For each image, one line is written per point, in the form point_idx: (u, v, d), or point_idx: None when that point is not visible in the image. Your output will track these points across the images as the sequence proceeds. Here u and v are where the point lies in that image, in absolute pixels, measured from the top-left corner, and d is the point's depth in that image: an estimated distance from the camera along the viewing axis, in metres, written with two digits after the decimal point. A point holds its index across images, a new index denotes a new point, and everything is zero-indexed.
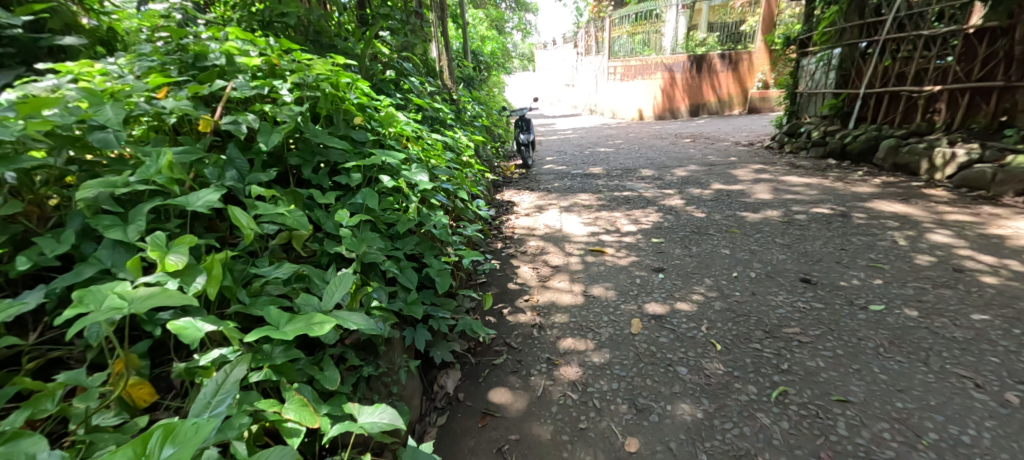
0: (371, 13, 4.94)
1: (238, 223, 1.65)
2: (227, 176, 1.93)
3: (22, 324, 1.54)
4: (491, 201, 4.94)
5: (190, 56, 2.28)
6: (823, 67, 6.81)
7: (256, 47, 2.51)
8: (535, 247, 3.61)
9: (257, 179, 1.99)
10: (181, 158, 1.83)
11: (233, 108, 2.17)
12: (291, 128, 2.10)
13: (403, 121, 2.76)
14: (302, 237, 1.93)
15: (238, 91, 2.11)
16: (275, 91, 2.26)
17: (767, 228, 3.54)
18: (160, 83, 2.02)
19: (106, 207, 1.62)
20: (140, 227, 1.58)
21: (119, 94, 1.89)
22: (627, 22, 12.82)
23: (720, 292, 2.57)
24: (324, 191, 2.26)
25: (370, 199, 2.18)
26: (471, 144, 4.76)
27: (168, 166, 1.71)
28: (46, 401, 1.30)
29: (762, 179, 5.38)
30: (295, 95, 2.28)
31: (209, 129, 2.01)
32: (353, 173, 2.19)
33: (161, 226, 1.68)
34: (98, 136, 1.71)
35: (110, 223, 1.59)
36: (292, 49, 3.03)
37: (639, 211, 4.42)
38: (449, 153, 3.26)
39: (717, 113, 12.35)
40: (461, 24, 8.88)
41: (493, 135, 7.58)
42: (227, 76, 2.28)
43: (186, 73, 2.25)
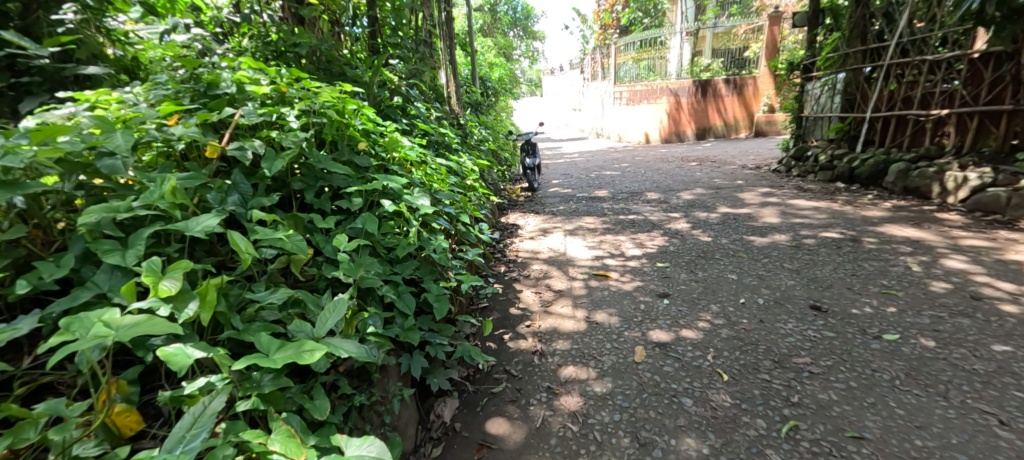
0: (382, 43, 5.17)
1: (235, 249, 1.60)
2: (229, 201, 1.89)
3: (17, 347, 1.48)
4: (495, 224, 4.90)
5: (203, 85, 2.28)
6: (828, 91, 6.79)
7: (267, 76, 2.52)
8: (537, 271, 3.54)
9: (260, 203, 1.95)
10: (186, 183, 1.78)
11: (240, 135, 2.15)
12: (295, 154, 2.07)
13: (407, 146, 2.74)
14: (301, 262, 1.86)
15: (245, 118, 2.09)
16: (283, 118, 2.24)
17: (775, 253, 3.47)
18: (173, 110, 2.00)
19: (108, 232, 1.58)
20: (139, 252, 1.53)
21: (132, 121, 1.85)
22: (632, 49, 12.96)
23: (727, 319, 2.49)
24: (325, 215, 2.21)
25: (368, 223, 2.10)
26: (476, 168, 4.73)
27: (171, 193, 1.67)
28: (29, 429, 1.25)
29: (770, 203, 5.31)
30: (303, 122, 2.26)
31: (216, 155, 1.99)
32: (353, 196, 2.13)
33: (160, 250, 1.63)
34: (104, 163, 1.67)
35: (110, 248, 1.54)
36: (301, 78, 3.05)
37: (644, 235, 4.36)
38: (452, 177, 3.23)
39: (723, 137, 12.33)
40: (469, 51, 9.01)
41: (499, 159, 7.58)
42: (237, 104, 2.27)
43: (197, 100, 2.24)
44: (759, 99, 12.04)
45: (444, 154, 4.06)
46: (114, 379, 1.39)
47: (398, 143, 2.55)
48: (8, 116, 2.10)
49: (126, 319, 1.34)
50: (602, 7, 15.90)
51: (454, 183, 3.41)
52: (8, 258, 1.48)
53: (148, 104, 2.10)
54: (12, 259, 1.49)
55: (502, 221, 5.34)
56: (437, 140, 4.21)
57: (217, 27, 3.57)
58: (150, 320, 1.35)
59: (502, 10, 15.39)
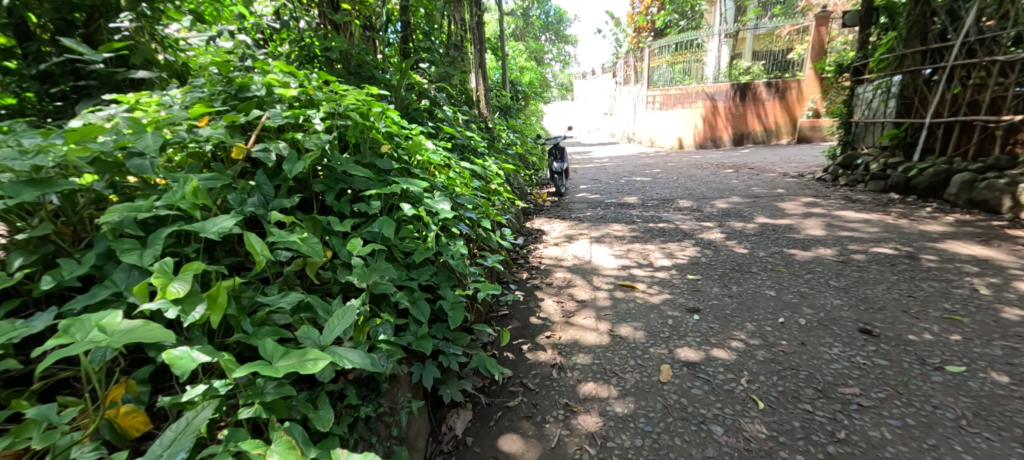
0: (414, 48, 5.21)
1: (250, 249, 1.38)
2: (249, 202, 1.66)
3: (38, 339, 1.31)
4: (520, 229, 4.80)
5: (234, 87, 2.19)
6: (881, 96, 6.60)
7: (297, 79, 2.46)
8: (560, 279, 3.41)
9: (281, 205, 1.74)
10: (207, 184, 1.55)
11: (267, 137, 2.03)
12: (317, 156, 1.88)
13: (431, 149, 2.62)
14: (316, 264, 1.57)
15: (271, 120, 1.99)
16: (305, 119, 2.14)
17: (820, 269, 3.32)
18: (204, 111, 1.89)
19: (129, 231, 1.32)
20: (158, 251, 1.24)
21: (162, 122, 1.71)
22: (667, 52, 12.69)
23: (764, 340, 2.32)
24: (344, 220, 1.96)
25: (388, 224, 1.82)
26: (502, 171, 4.63)
27: (193, 192, 1.40)
28: (32, 430, 1.07)
29: (813, 213, 5.05)
30: (327, 125, 2.16)
31: (242, 157, 1.86)
32: (377, 195, 1.90)
33: (179, 250, 1.34)
34: (134, 162, 1.52)
35: (129, 246, 1.27)
36: (330, 80, 3.00)
37: (674, 244, 4.18)
38: (478, 181, 3.12)
39: (763, 143, 11.89)
40: (501, 55, 8.94)
41: (526, 163, 7.49)
42: (266, 106, 2.19)
43: (229, 103, 2.15)
44: (803, 103, 11.60)
45: (470, 157, 3.97)
46: (125, 378, 1.22)
47: (421, 144, 2.42)
48: (70, 117, 2.18)
49: (123, 324, 1.10)
50: (637, 10, 15.66)
51: (478, 187, 3.31)
52: (35, 253, 1.36)
53: (182, 107, 2.03)
54: (41, 255, 1.37)
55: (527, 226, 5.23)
56: (465, 144, 4.12)
57: (256, 33, 3.60)
58: (147, 325, 1.10)
59: (534, 14, 15.32)
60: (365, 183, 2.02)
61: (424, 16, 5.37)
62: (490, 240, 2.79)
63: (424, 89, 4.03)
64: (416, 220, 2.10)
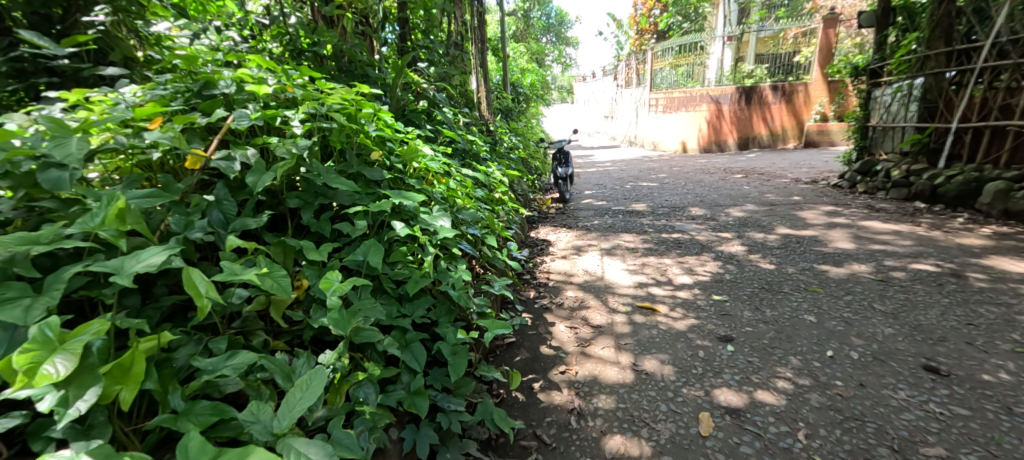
0: (411, 46, 4.89)
1: (191, 289, 1.06)
2: (197, 225, 1.32)
3: None
4: (524, 240, 4.48)
5: (198, 84, 1.87)
6: (902, 100, 6.29)
7: (275, 75, 2.13)
8: (572, 299, 3.08)
9: (244, 225, 1.42)
10: (139, 203, 1.22)
11: (233, 142, 1.70)
12: (290, 166, 1.55)
13: (428, 157, 2.29)
14: (285, 303, 1.26)
15: (237, 122, 1.66)
16: (278, 121, 1.82)
17: (860, 289, 3.03)
18: (154, 110, 1.56)
19: (19, 271, 0.99)
20: (51, 303, 0.92)
21: (94, 123, 1.38)
22: (670, 55, 12.34)
23: (817, 381, 2.00)
24: (324, 242, 1.62)
25: (375, 250, 1.47)
26: (505, 178, 4.31)
27: (115, 216, 1.09)
28: None
29: (837, 223, 4.74)
30: (307, 127, 1.83)
31: (198, 167, 1.54)
32: (366, 213, 1.56)
33: (91, 295, 1.01)
34: (49, 175, 1.19)
35: (14, 294, 0.94)
36: (318, 78, 2.68)
37: (693, 258, 3.86)
38: (481, 191, 2.79)
39: (769, 147, 11.51)
40: (501, 56, 8.63)
41: (528, 168, 7.16)
42: (235, 106, 1.86)
43: (189, 103, 1.82)
44: (811, 107, 11.18)
45: (472, 163, 3.64)
46: None
47: (418, 149, 2.10)
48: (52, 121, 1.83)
49: None
50: (640, 12, 15.37)
51: (480, 198, 2.98)
52: None
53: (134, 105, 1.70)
54: None
55: (531, 236, 4.90)
56: (466, 149, 3.79)
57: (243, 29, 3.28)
58: None
59: (535, 15, 15.01)
60: (346, 197, 1.68)
61: (423, 13, 5.05)
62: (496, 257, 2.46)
63: (421, 88, 3.68)
64: (410, 242, 1.77)
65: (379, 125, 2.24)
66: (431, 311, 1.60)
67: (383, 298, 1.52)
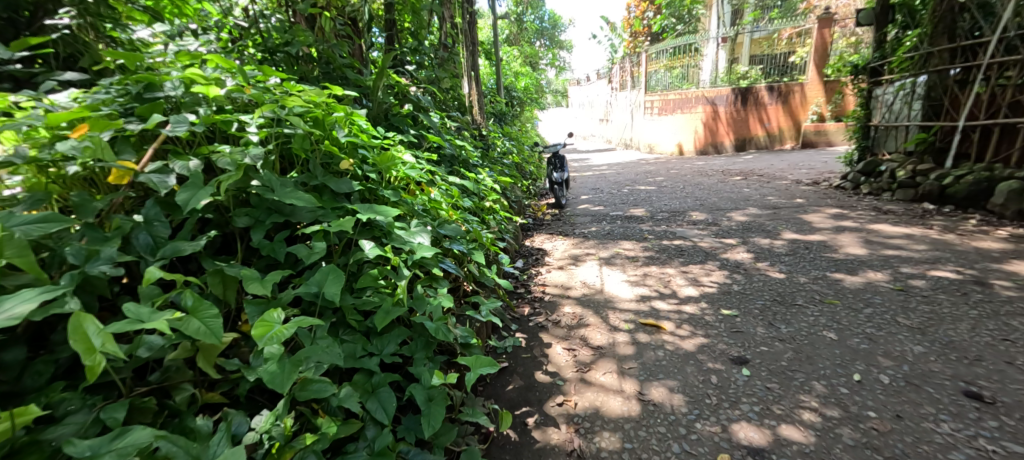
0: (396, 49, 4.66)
1: (81, 344, 0.88)
2: (101, 256, 1.10)
3: None
4: (518, 250, 4.26)
5: (138, 85, 1.62)
6: (905, 98, 6.09)
7: (233, 76, 1.88)
8: (570, 316, 2.85)
9: (176, 251, 1.20)
10: (32, 230, 1.05)
11: (173, 152, 1.45)
12: (235, 179, 1.31)
13: (407, 165, 2.07)
14: (216, 349, 1.05)
15: (173, 129, 1.42)
16: (232, 125, 1.61)
17: (879, 301, 2.81)
18: (69, 115, 1.32)
19: None
20: None
21: None
22: (664, 57, 12.13)
23: (846, 411, 1.80)
24: (280, 266, 1.37)
25: (336, 277, 1.24)
26: (497, 185, 4.08)
27: None
28: None
29: (845, 227, 4.52)
30: (265, 134, 1.60)
31: (125, 181, 1.30)
32: (328, 231, 1.32)
33: None
34: None
35: None
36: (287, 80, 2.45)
37: (697, 267, 3.64)
38: (470, 202, 2.56)
39: (766, 148, 11.32)
40: (494, 59, 8.42)
41: (522, 173, 6.93)
42: (183, 111, 1.62)
43: (124, 106, 1.57)
44: (807, 107, 10.99)
45: (461, 170, 3.41)
46: None
47: (397, 156, 1.87)
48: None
49: None
50: (634, 14, 15.20)
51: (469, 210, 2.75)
52: None
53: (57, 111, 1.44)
54: None
55: (526, 244, 4.67)
56: (455, 154, 3.55)
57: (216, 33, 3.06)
58: None
59: (529, 18, 14.82)
60: (305, 212, 1.44)
61: (410, 14, 4.83)
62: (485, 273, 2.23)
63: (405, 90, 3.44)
64: (383, 264, 1.54)
65: (352, 130, 2.01)
66: (406, 345, 1.37)
67: (348, 332, 1.29)
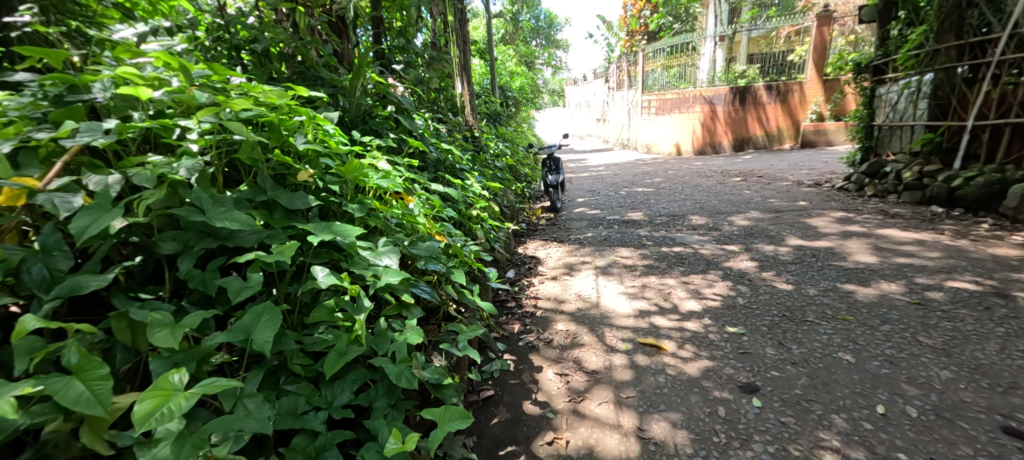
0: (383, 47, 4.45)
1: None
2: None
3: None
4: (509, 258, 4.05)
5: (60, 86, 1.40)
6: (911, 97, 5.85)
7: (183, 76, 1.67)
8: (563, 334, 2.64)
9: (73, 289, 0.99)
10: None
11: (90, 166, 1.23)
12: (152, 197, 1.10)
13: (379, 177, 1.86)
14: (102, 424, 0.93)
15: (81, 137, 1.19)
16: (172, 132, 1.41)
17: (896, 317, 2.63)
18: None
19: None
20: None
21: None
22: (661, 56, 11.91)
23: (873, 454, 1.65)
24: (212, 302, 1.16)
25: (270, 318, 1.05)
26: (486, 190, 3.87)
27: None
28: None
29: (852, 232, 4.32)
30: (207, 143, 1.39)
31: (18, 203, 1.08)
32: (270, 261, 1.12)
33: None
34: None
35: None
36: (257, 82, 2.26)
37: (699, 276, 3.44)
38: (454, 214, 2.35)
39: (765, 148, 11.11)
40: (488, 59, 8.18)
41: (516, 175, 6.71)
42: (114, 115, 1.40)
43: (34, 113, 1.30)
44: (806, 106, 10.76)
45: (446, 175, 3.17)
46: None
47: (364, 166, 1.67)
48: None
49: None
50: (631, 12, 14.96)
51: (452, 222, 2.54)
52: None
53: None
54: None
55: (518, 252, 4.45)
56: (439, 158, 3.32)
57: None
58: None
59: (524, 16, 14.56)
60: (248, 234, 1.24)
61: (399, 12, 4.60)
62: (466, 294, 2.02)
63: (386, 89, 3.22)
64: (341, 292, 1.33)
65: (317, 137, 1.81)
66: (364, 393, 1.17)
67: (292, 380, 1.09)
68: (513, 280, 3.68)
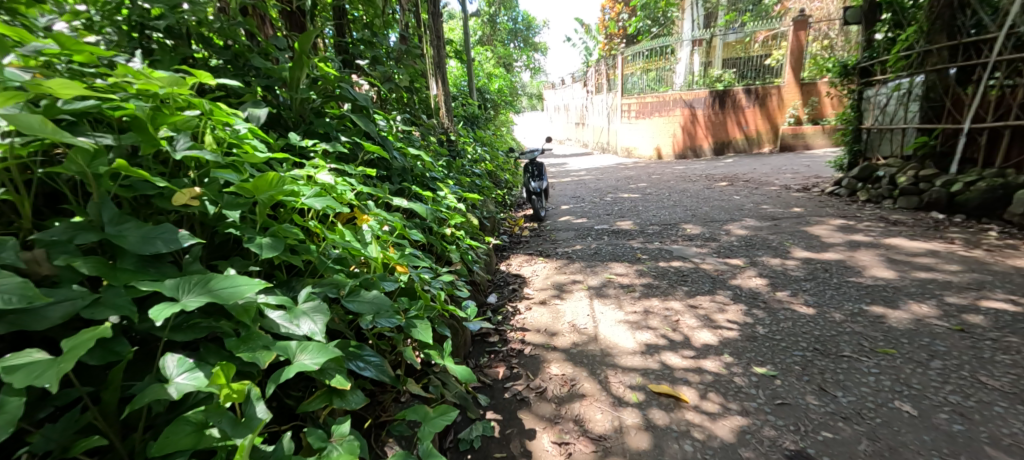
0: (351, 43, 3.97)
1: None
2: None
3: None
4: (490, 278, 3.60)
5: None
6: (901, 99, 5.31)
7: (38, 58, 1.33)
8: (558, 381, 2.32)
9: None
10: None
11: None
12: None
13: (307, 197, 1.49)
14: None
15: None
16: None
17: (944, 348, 2.26)
18: None
19: None
20: None
21: None
22: (640, 59, 11.69)
23: None
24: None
25: None
26: (464, 201, 3.40)
27: None
28: None
29: (858, 241, 3.96)
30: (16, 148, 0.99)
31: None
32: (36, 383, 0.75)
33: None
34: None
35: None
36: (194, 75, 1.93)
37: (706, 299, 3.09)
38: (420, 237, 2.00)
39: (744, 152, 10.84)
40: (465, 60, 7.70)
41: (496, 181, 6.26)
42: None
43: None
44: (784, 110, 10.49)
45: (413, 187, 2.65)
46: None
47: (284, 180, 1.32)
48: None
49: None
50: (609, 15, 14.67)
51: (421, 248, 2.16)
52: None
53: None
54: None
55: (500, 270, 3.99)
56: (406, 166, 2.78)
57: None
58: None
59: (501, 17, 14.17)
60: (59, 303, 0.88)
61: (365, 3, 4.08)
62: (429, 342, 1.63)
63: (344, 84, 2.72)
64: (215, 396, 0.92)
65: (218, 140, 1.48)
66: None
67: None
68: (495, 307, 3.23)
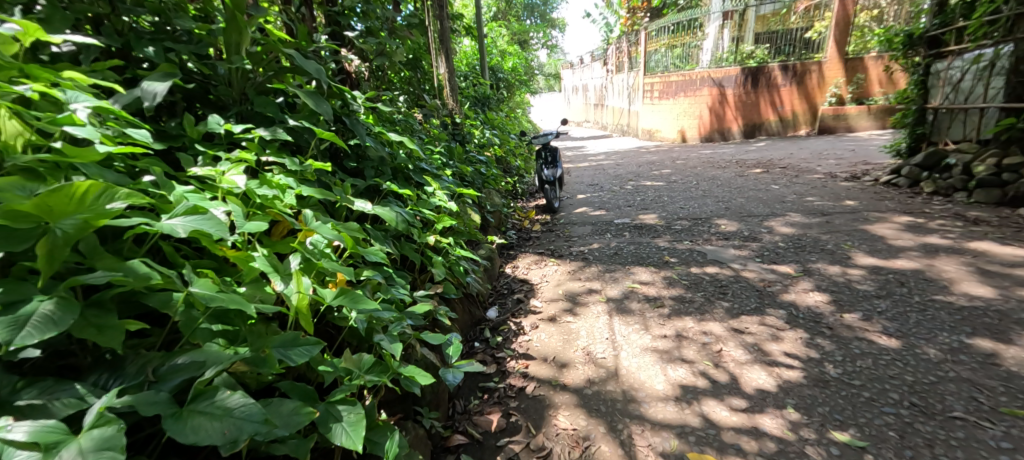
0: None
1: None
2: None
3: None
4: (490, 286, 3.06)
5: None
6: (980, 74, 4.59)
7: None
8: (567, 440, 1.79)
9: None
10: None
11: None
12: None
13: (173, 217, 0.97)
14: None
15: None
16: None
17: None
18: None
19: None
20: None
21: None
22: (665, 34, 11.02)
23: None
24: None
25: None
26: (457, 194, 2.82)
27: None
28: None
29: (935, 245, 3.31)
30: None
31: None
32: None
33: None
34: None
35: None
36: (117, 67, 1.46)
37: (755, 319, 2.52)
38: (378, 257, 1.47)
39: (778, 135, 9.98)
40: (476, 37, 7.07)
41: (506, 168, 5.68)
42: None
43: None
44: (825, 89, 9.55)
45: (387, 183, 2.07)
46: None
47: (107, 196, 0.84)
48: None
49: None
50: None
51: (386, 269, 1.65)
52: None
53: None
54: None
55: (504, 274, 3.43)
56: (385, 156, 2.24)
57: None
58: None
59: None
60: None
61: None
62: (374, 422, 1.15)
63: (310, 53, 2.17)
64: None
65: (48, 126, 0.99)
66: None
67: None
68: (495, 324, 2.70)
